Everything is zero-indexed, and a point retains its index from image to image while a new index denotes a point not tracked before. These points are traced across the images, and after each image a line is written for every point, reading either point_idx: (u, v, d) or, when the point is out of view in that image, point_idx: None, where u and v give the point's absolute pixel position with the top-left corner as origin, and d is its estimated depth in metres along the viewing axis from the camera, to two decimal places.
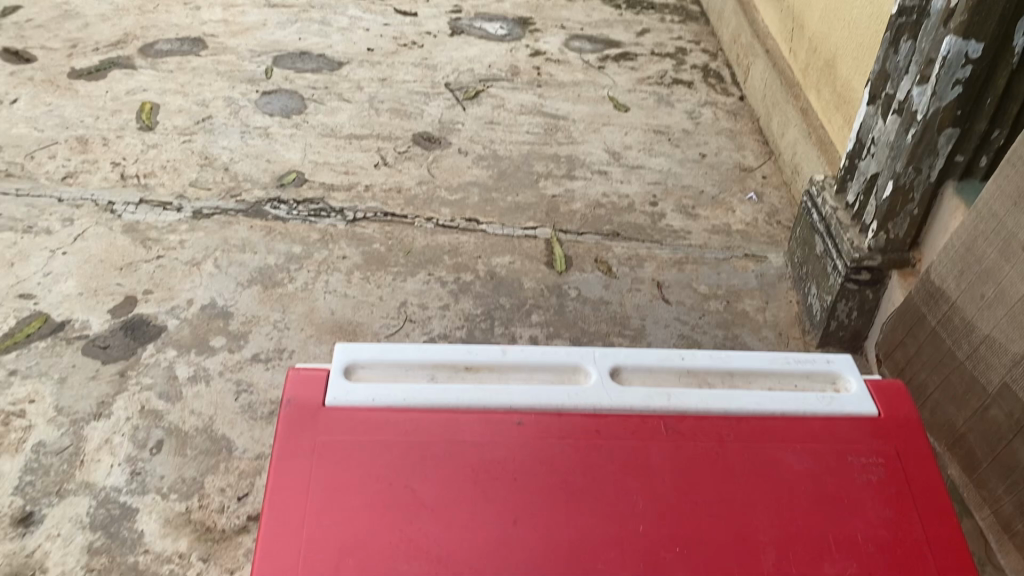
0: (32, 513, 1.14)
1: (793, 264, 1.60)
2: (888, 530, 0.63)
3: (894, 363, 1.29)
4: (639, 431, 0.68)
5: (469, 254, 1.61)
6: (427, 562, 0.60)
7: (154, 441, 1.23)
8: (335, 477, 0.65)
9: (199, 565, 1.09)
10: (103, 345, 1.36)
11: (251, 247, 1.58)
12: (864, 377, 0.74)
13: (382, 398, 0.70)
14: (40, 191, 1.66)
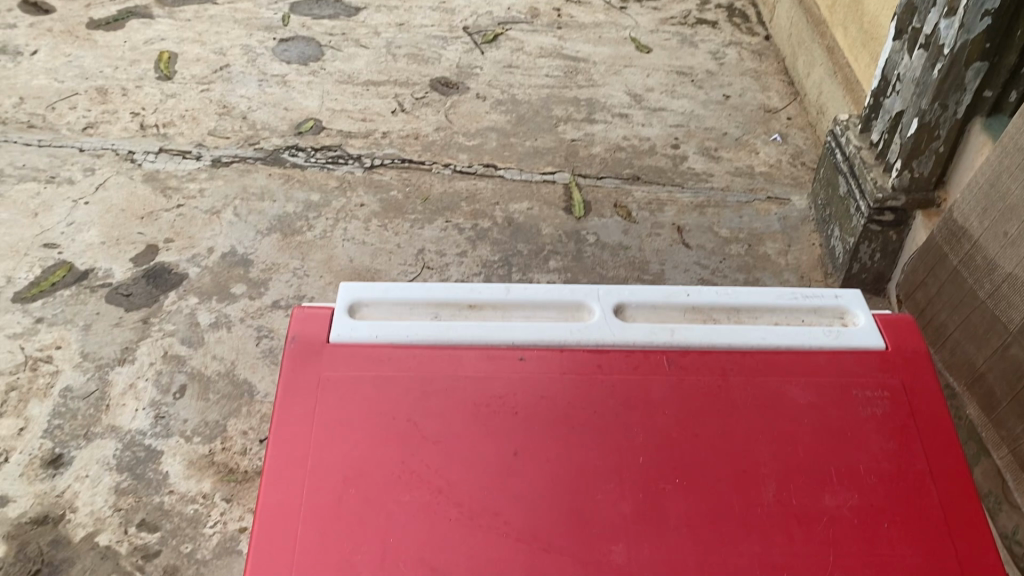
0: (61, 455, 1.17)
1: (816, 206, 1.57)
2: (891, 464, 0.63)
3: (916, 304, 1.28)
4: (642, 365, 0.69)
5: (487, 201, 1.60)
6: (427, 493, 0.61)
7: (177, 385, 1.25)
8: (338, 411, 0.66)
9: (222, 505, 1.12)
10: (126, 293, 1.38)
11: (269, 195, 1.58)
12: (872, 312, 0.73)
13: (385, 334, 0.71)
14: (61, 142, 1.67)
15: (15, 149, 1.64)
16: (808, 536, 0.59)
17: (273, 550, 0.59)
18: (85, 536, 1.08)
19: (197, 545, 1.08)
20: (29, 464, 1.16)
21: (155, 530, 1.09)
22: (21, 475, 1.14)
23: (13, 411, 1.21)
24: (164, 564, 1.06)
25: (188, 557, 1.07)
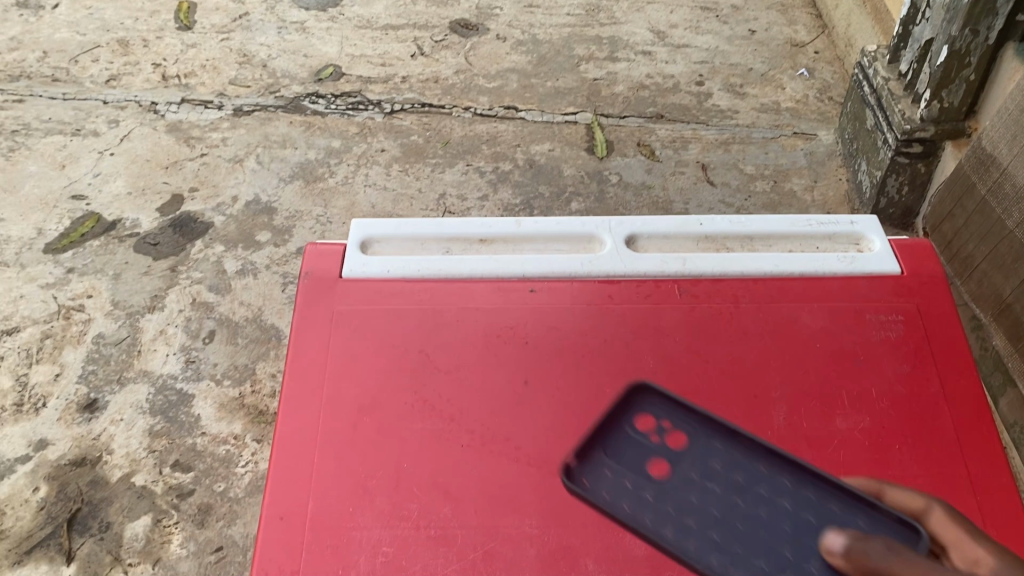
0: (96, 399, 1.19)
1: (844, 140, 1.53)
2: (904, 385, 0.67)
3: (943, 235, 1.26)
4: (653, 295, 0.74)
5: (508, 143, 1.58)
6: (440, 420, 0.67)
7: (207, 331, 1.27)
8: (353, 344, 0.73)
9: (253, 446, 1.15)
10: (153, 242, 1.40)
11: (291, 142, 1.57)
12: (889, 237, 0.78)
13: (396, 269, 0.78)
14: (85, 95, 1.66)
15: (40, 103, 1.64)
16: (819, 457, 0.63)
17: (294, 473, 0.65)
18: (122, 476, 1.12)
19: (230, 484, 1.11)
20: (66, 408, 1.19)
21: (189, 470, 1.12)
22: (59, 420, 1.18)
23: (48, 358, 1.24)
24: (198, 502, 1.09)
25: (221, 496, 1.10)
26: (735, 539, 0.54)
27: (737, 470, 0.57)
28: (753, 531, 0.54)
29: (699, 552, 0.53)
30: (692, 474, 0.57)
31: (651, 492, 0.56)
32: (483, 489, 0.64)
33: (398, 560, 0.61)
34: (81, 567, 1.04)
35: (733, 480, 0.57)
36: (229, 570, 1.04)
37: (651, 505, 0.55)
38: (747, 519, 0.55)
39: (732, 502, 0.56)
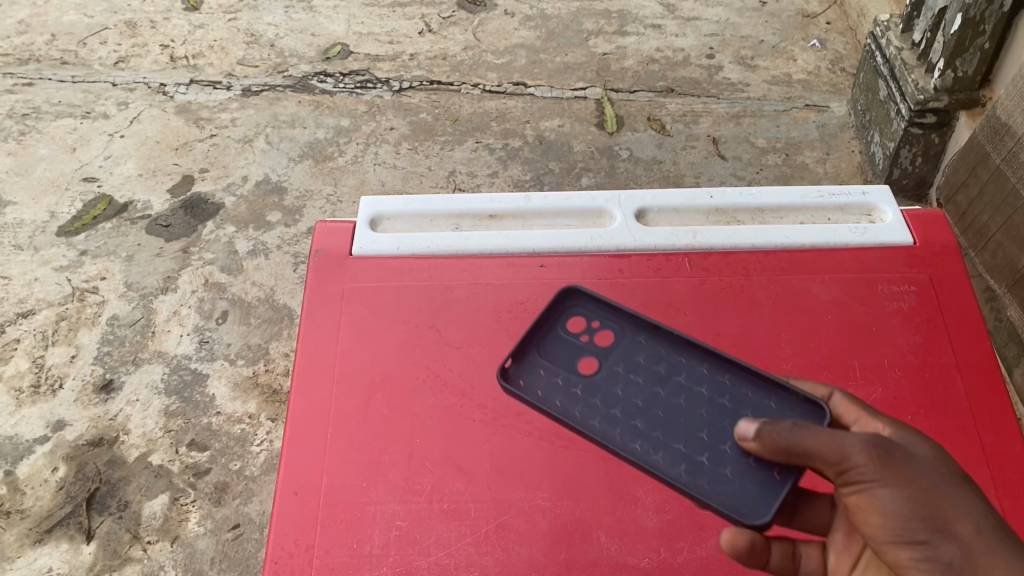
0: (112, 380, 1.21)
1: (856, 112, 1.52)
2: (916, 355, 0.67)
3: (956, 206, 1.25)
4: (663, 268, 0.74)
5: (518, 119, 1.57)
6: (451, 395, 0.69)
7: (219, 312, 1.28)
8: (364, 321, 0.74)
9: (267, 425, 1.16)
10: (165, 224, 1.40)
11: (300, 121, 1.57)
12: (901, 208, 0.78)
13: (406, 246, 0.78)
14: (94, 77, 1.66)
15: (49, 86, 1.64)
16: None
17: (308, 449, 0.67)
18: (139, 456, 1.13)
19: (246, 463, 1.12)
20: (83, 389, 1.20)
21: (204, 449, 1.13)
22: (76, 401, 1.19)
23: (64, 340, 1.25)
24: (215, 481, 1.10)
25: (237, 474, 1.11)
26: (657, 425, 0.59)
27: (658, 364, 0.62)
28: (672, 417, 0.59)
29: (624, 439, 0.58)
30: (618, 368, 0.62)
31: (582, 388, 0.61)
32: (496, 465, 0.65)
33: (412, 534, 0.63)
34: (102, 545, 1.05)
35: (655, 372, 0.62)
36: (247, 547, 1.05)
37: (581, 398, 0.60)
38: (666, 406, 0.60)
39: (655, 392, 0.61)
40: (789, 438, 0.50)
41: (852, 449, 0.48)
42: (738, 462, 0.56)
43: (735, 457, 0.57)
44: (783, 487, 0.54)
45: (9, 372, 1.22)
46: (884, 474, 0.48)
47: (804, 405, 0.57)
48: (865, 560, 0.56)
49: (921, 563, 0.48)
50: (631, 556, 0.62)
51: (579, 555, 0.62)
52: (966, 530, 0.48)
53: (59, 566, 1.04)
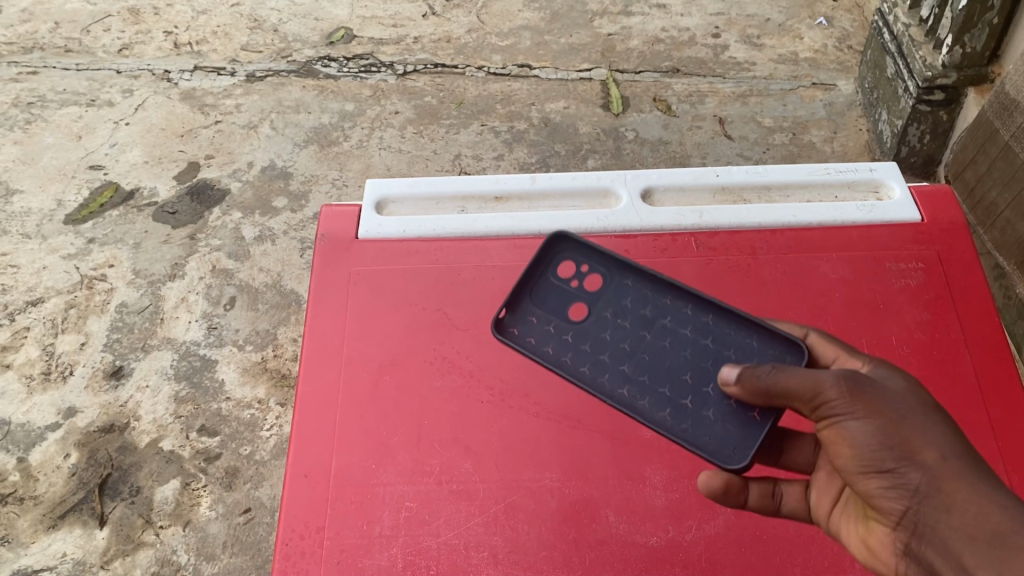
0: (122, 366, 1.21)
1: (864, 90, 1.51)
2: (924, 332, 0.67)
3: (965, 183, 1.24)
4: (669, 249, 0.74)
5: (523, 102, 1.56)
6: (459, 376, 0.69)
7: (227, 298, 1.28)
8: (371, 304, 0.74)
9: (276, 410, 1.16)
10: (171, 211, 1.40)
11: (305, 106, 1.56)
12: (908, 184, 0.77)
13: (411, 229, 0.78)
14: (99, 65, 1.66)
15: (54, 74, 1.64)
16: None
17: (317, 432, 0.67)
18: (150, 441, 1.13)
19: (256, 447, 1.13)
20: (93, 376, 1.20)
21: (215, 435, 1.14)
22: (87, 387, 1.19)
23: (73, 327, 1.26)
24: (226, 466, 1.11)
25: (248, 459, 1.12)
26: (643, 368, 0.61)
27: (644, 307, 0.64)
28: (657, 360, 0.61)
29: (613, 384, 0.60)
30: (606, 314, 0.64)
31: (572, 334, 0.63)
32: (504, 445, 0.66)
33: (421, 515, 0.63)
34: (114, 530, 1.06)
35: (642, 316, 0.63)
36: (259, 530, 1.06)
37: (571, 346, 0.62)
38: (652, 349, 0.62)
39: (641, 335, 0.62)
40: (767, 380, 0.52)
41: (826, 382, 0.49)
42: (721, 404, 0.58)
43: (718, 398, 0.58)
44: (764, 427, 0.56)
45: (20, 360, 1.23)
46: (858, 404, 0.48)
47: (784, 342, 0.58)
48: (846, 495, 0.56)
49: (893, 491, 0.49)
50: (639, 535, 0.62)
51: (588, 534, 0.62)
52: (936, 459, 0.47)
53: (73, 551, 1.05)
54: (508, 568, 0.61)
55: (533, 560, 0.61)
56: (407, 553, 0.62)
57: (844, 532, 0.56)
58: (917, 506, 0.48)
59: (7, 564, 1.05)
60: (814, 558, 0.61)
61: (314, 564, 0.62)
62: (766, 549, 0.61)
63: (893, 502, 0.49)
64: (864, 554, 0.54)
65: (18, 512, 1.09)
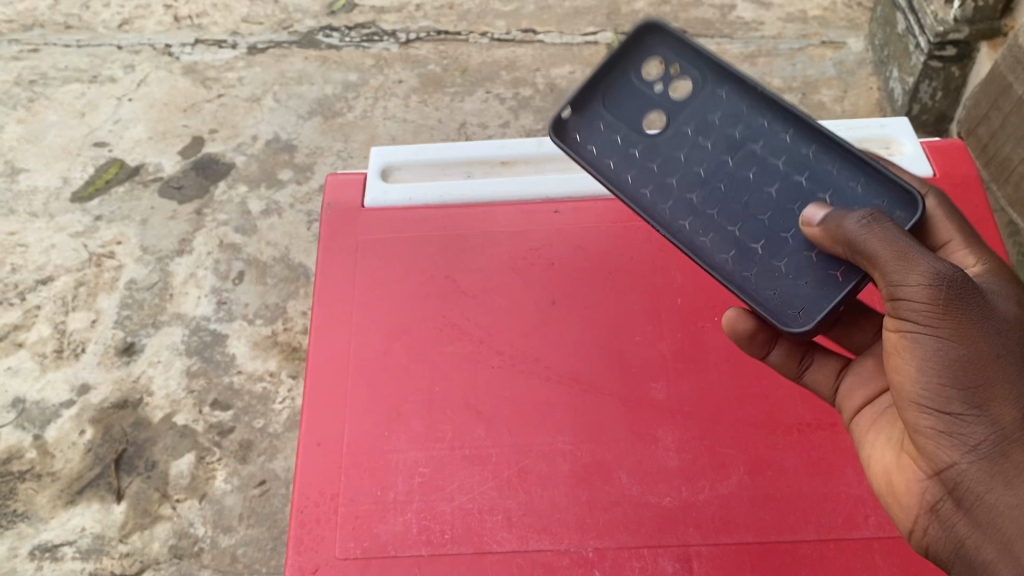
0: (133, 343, 1.21)
1: (874, 47, 1.48)
2: None
3: (977, 140, 1.22)
4: None
5: (527, 68, 1.54)
6: (470, 342, 0.69)
7: (236, 272, 1.28)
8: (377, 273, 0.73)
9: (288, 382, 1.16)
10: (177, 186, 1.40)
11: (307, 78, 1.55)
12: (919, 139, 0.79)
13: (417, 197, 0.78)
14: (99, 41, 1.64)
15: (55, 51, 1.62)
16: None
17: (328, 401, 0.67)
18: (163, 416, 1.14)
19: (269, 420, 1.13)
20: (105, 353, 1.21)
21: (227, 408, 1.14)
22: (99, 364, 1.20)
23: (84, 305, 1.26)
24: (239, 439, 1.12)
25: (261, 431, 1.12)
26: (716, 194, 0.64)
27: (735, 125, 0.65)
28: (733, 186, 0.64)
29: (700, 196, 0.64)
30: (687, 133, 0.65)
31: (640, 149, 0.65)
32: (516, 408, 0.66)
33: (435, 481, 0.63)
34: (132, 504, 1.07)
35: (730, 136, 0.65)
36: (274, 501, 1.07)
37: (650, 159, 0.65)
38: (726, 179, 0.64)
39: (723, 161, 0.64)
40: (859, 234, 0.52)
41: (915, 278, 0.50)
42: (795, 256, 0.62)
43: (794, 249, 0.62)
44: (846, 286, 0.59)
45: (33, 339, 1.23)
46: (947, 324, 0.50)
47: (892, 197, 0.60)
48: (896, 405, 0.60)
49: (953, 436, 0.51)
50: (652, 495, 0.62)
51: (601, 495, 0.62)
52: (1009, 422, 0.50)
53: (92, 526, 1.06)
54: (523, 530, 0.61)
55: (548, 522, 0.61)
56: (421, 518, 0.62)
57: (870, 469, 0.59)
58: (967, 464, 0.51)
59: (28, 540, 1.06)
60: (828, 516, 0.60)
61: (330, 530, 0.62)
62: (781, 508, 0.61)
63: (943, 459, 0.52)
64: (887, 489, 0.57)
65: (36, 488, 1.10)
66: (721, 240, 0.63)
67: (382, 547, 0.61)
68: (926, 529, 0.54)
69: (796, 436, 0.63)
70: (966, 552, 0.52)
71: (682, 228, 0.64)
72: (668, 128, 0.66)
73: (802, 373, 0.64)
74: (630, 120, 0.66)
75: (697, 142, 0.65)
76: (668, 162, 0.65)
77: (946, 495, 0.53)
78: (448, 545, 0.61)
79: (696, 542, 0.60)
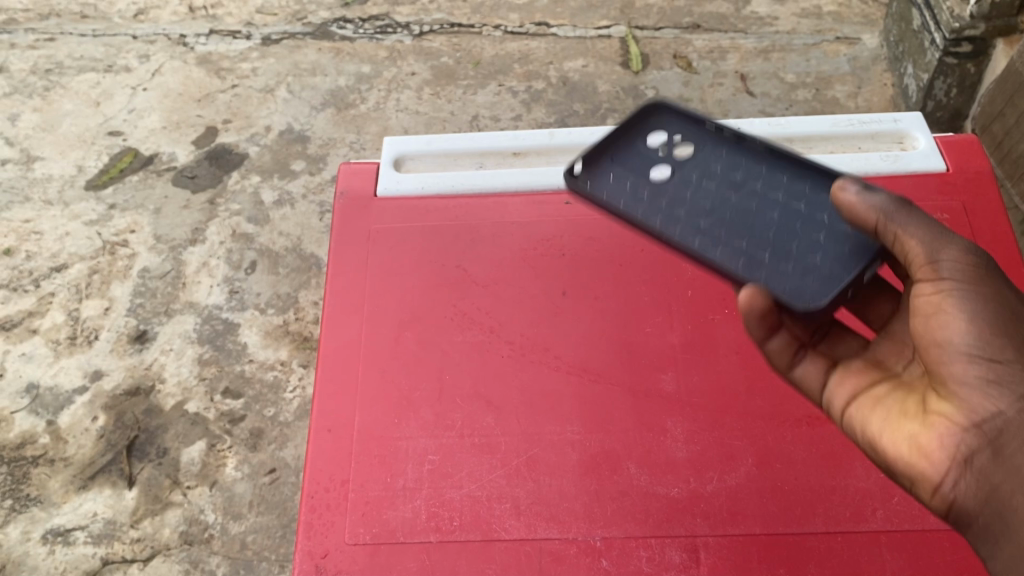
0: (145, 331, 1.22)
1: (889, 43, 1.47)
2: None
3: (991, 137, 1.21)
4: None
5: (540, 61, 1.54)
6: (480, 331, 0.69)
7: (248, 262, 1.28)
8: (389, 261, 0.74)
9: (299, 371, 1.17)
10: (191, 175, 1.41)
11: (321, 69, 1.55)
12: (933, 134, 0.79)
13: (429, 186, 0.78)
14: (115, 30, 1.65)
15: (70, 40, 1.63)
16: None
17: (340, 389, 0.68)
18: (175, 404, 1.15)
19: (280, 409, 1.14)
20: (118, 340, 1.22)
21: (239, 397, 1.15)
22: (112, 351, 1.21)
23: (97, 293, 1.27)
24: (250, 427, 1.12)
25: (272, 420, 1.13)
26: (721, 224, 0.63)
27: (736, 170, 0.65)
28: (739, 216, 0.63)
29: (684, 235, 0.62)
30: (692, 175, 0.66)
31: (647, 193, 0.65)
32: (525, 398, 0.66)
33: (444, 468, 0.64)
34: (143, 491, 1.08)
35: (732, 178, 0.65)
36: (284, 490, 1.08)
37: (647, 202, 0.65)
38: (735, 209, 0.63)
39: (725, 196, 0.64)
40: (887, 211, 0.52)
41: (943, 255, 0.51)
42: (800, 261, 0.60)
43: (800, 256, 0.60)
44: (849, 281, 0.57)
45: (46, 326, 1.24)
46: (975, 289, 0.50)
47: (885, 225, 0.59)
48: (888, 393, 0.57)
49: (998, 384, 0.49)
50: (660, 485, 0.62)
51: (610, 485, 0.62)
52: None
53: (104, 511, 1.07)
54: (531, 519, 0.61)
55: (556, 511, 0.61)
56: (429, 505, 0.62)
57: (888, 432, 0.55)
58: (1010, 414, 0.48)
59: (40, 524, 1.07)
60: (836, 509, 0.60)
61: (339, 516, 0.63)
62: (789, 500, 0.61)
63: (984, 406, 0.49)
64: (909, 451, 0.53)
65: (49, 473, 1.11)
66: (729, 251, 0.61)
67: (391, 534, 0.62)
68: (955, 482, 0.50)
69: (807, 428, 0.63)
70: (1002, 502, 0.48)
71: (692, 241, 0.62)
72: (675, 169, 0.66)
73: (793, 366, 0.61)
74: (640, 170, 0.67)
75: (702, 182, 0.65)
76: (677, 201, 0.64)
77: (983, 446, 0.49)
78: (456, 532, 0.61)
79: (704, 532, 0.60)
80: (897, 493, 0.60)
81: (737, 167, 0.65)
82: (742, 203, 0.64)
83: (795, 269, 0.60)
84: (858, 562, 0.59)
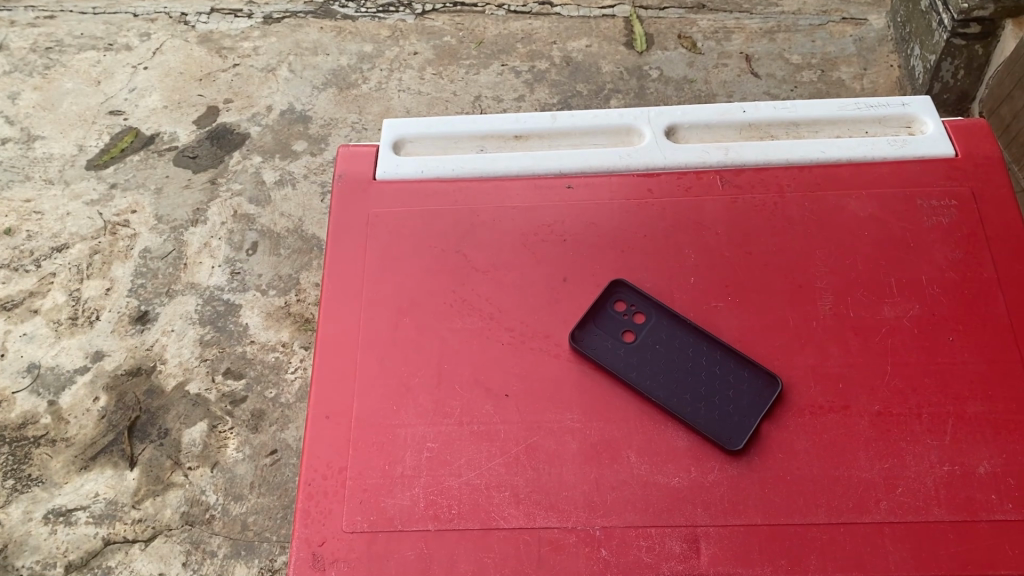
0: (146, 312, 1.22)
1: (896, 24, 1.46)
2: (955, 272, 0.69)
3: (999, 120, 1.20)
4: (695, 189, 0.75)
5: (544, 41, 1.53)
6: (480, 318, 0.69)
7: (249, 243, 1.28)
8: (390, 246, 0.73)
9: (301, 352, 1.17)
10: (192, 155, 1.40)
11: (322, 49, 1.54)
12: (941, 118, 0.78)
13: (430, 169, 0.78)
14: (115, 8, 1.63)
15: (71, 18, 1.61)
16: (863, 343, 0.66)
17: (338, 376, 0.67)
18: (176, 384, 1.15)
19: (281, 391, 1.14)
20: (119, 320, 1.22)
21: (240, 378, 1.15)
22: (113, 331, 1.21)
23: (98, 273, 1.27)
24: (251, 408, 1.12)
25: (273, 402, 1.13)
26: (688, 387, 0.65)
27: (695, 338, 0.67)
28: (702, 380, 0.65)
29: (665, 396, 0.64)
30: (656, 344, 0.67)
31: (629, 354, 0.66)
32: (525, 385, 0.66)
33: (442, 456, 0.63)
34: (144, 471, 1.08)
35: (690, 346, 0.67)
36: (285, 471, 1.08)
37: (629, 363, 0.66)
38: (697, 372, 0.65)
39: (690, 363, 0.66)
40: None
41: None
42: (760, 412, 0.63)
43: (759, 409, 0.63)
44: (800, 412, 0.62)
45: (47, 306, 1.24)
46: None
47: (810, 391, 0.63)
48: None
49: None
50: (660, 475, 0.62)
51: (610, 474, 0.62)
52: None
53: (105, 492, 1.07)
54: (531, 507, 0.61)
55: (556, 500, 0.61)
56: (428, 492, 0.62)
57: None
58: None
59: (42, 504, 1.07)
60: (840, 500, 0.60)
61: (339, 503, 0.62)
62: (791, 490, 0.60)
63: None
64: None
65: (51, 454, 1.11)
66: (701, 413, 0.63)
67: (389, 521, 0.61)
68: None
69: (809, 418, 0.63)
70: None
71: (672, 404, 0.63)
72: (641, 337, 0.67)
73: None
74: (613, 332, 0.67)
75: (669, 352, 0.67)
76: (642, 364, 0.66)
77: None
78: (454, 520, 0.61)
79: (703, 522, 0.60)
80: (901, 485, 0.60)
81: (695, 333, 0.67)
82: (704, 369, 0.66)
83: (734, 424, 0.63)
84: (861, 552, 0.58)
